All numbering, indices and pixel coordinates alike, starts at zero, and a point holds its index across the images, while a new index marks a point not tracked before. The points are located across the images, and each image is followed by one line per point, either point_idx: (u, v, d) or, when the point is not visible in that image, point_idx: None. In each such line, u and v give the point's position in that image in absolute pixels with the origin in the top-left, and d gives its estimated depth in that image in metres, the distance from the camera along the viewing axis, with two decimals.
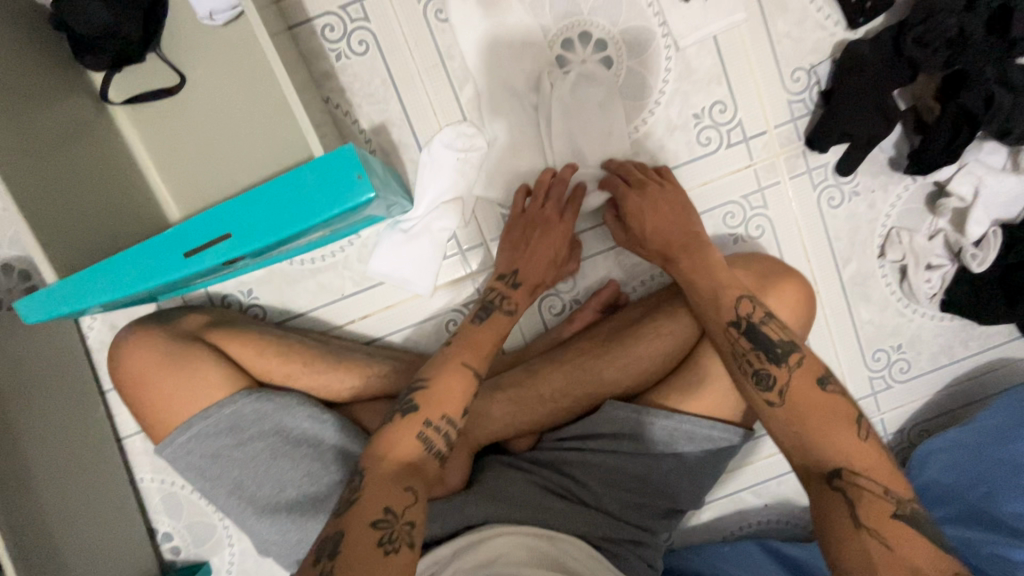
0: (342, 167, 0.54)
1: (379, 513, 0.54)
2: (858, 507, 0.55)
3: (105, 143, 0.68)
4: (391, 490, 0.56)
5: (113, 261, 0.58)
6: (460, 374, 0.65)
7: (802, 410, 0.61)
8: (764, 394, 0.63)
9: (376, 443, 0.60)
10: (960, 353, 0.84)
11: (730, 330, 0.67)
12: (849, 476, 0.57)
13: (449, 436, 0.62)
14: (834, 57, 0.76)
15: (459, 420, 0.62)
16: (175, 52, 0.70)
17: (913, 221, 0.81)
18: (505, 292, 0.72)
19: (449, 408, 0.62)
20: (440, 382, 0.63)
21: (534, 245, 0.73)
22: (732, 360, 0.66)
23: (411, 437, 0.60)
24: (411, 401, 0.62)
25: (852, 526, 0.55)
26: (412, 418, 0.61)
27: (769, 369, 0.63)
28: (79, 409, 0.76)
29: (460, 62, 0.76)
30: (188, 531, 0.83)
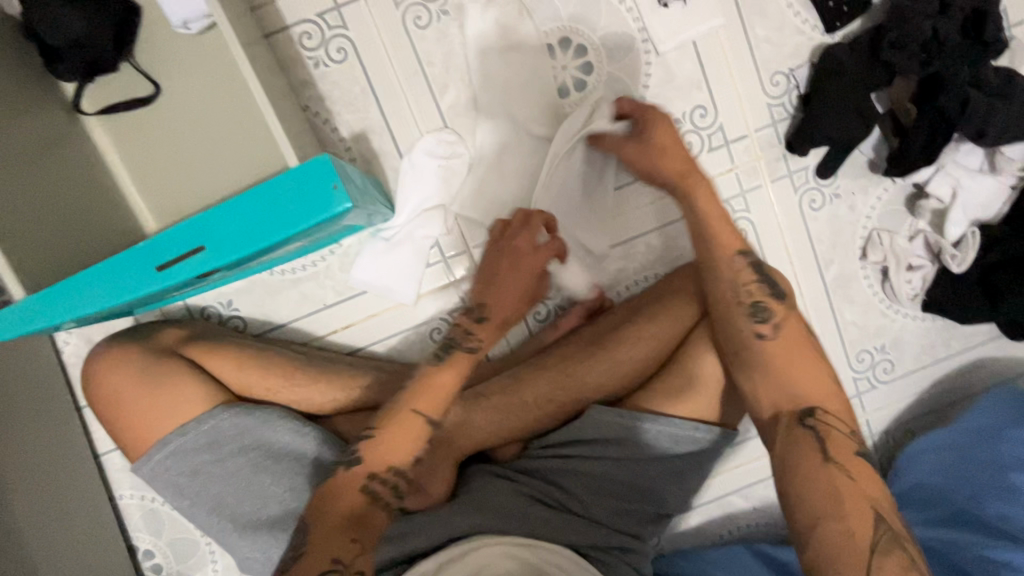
0: (317, 178, 0.54)
1: (326, 564, 0.55)
2: (829, 445, 0.59)
3: (79, 155, 0.67)
4: (337, 541, 0.57)
5: (82, 276, 0.56)
6: (408, 424, 0.62)
7: (786, 343, 0.64)
8: (762, 334, 0.64)
9: (320, 495, 0.60)
10: (943, 353, 0.85)
11: (738, 259, 0.67)
12: (822, 416, 0.60)
13: (398, 486, 0.61)
14: (813, 61, 0.77)
15: (408, 469, 0.62)
16: (149, 61, 0.69)
17: (894, 223, 0.82)
18: (471, 329, 0.67)
19: (397, 459, 0.61)
20: (388, 433, 0.62)
21: (512, 277, 0.67)
22: (732, 289, 0.66)
23: (355, 491, 0.60)
24: (357, 453, 0.61)
25: (821, 461, 0.58)
26: (355, 472, 0.60)
27: (768, 303, 0.65)
28: (56, 426, 0.74)
29: (440, 68, 0.75)
30: (171, 548, 0.82)
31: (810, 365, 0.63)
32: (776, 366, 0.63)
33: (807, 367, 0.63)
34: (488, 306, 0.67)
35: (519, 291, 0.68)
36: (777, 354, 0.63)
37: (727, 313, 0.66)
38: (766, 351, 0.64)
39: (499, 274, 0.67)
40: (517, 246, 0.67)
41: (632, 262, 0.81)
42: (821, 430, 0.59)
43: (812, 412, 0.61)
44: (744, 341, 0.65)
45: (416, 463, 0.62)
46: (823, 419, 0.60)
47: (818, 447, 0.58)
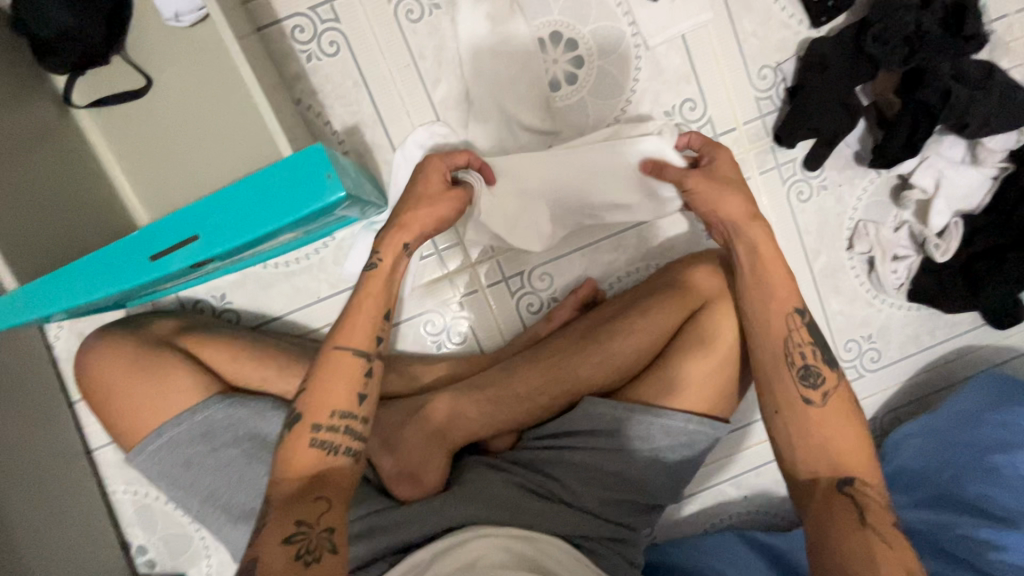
0: (311, 168, 0.54)
1: (292, 527, 0.53)
2: (867, 513, 0.58)
3: (69, 147, 0.67)
4: (302, 503, 0.55)
5: (74, 266, 0.56)
6: (338, 362, 0.61)
7: (836, 411, 0.63)
8: (807, 389, 0.64)
9: (276, 463, 0.59)
10: (928, 341, 0.87)
11: (793, 317, 0.66)
12: (860, 486, 0.60)
13: (350, 429, 0.60)
14: (799, 55, 0.78)
15: (354, 409, 0.60)
16: (140, 53, 0.68)
17: (879, 214, 0.83)
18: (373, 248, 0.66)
19: (337, 403, 0.60)
20: (320, 381, 0.61)
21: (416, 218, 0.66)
22: (784, 346, 0.65)
23: (307, 446, 0.58)
24: (296, 410, 0.60)
25: (856, 525, 0.57)
26: (300, 427, 0.59)
27: (821, 368, 0.65)
28: (48, 420, 0.74)
29: (432, 62, 0.76)
30: (163, 543, 0.82)
31: (851, 432, 0.63)
32: (821, 432, 0.62)
33: (850, 439, 0.62)
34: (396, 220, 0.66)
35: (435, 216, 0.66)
36: (825, 423, 0.63)
37: (777, 367, 0.65)
38: (812, 416, 0.63)
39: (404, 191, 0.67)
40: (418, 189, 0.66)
41: (623, 254, 0.82)
42: (858, 499, 0.59)
43: (849, 480, 0.61)
44: (793, 400, 0.64)
45: (361, 402, 0.61)
46: (861, 490, 0.60)
47: (853, 511, 0.58)
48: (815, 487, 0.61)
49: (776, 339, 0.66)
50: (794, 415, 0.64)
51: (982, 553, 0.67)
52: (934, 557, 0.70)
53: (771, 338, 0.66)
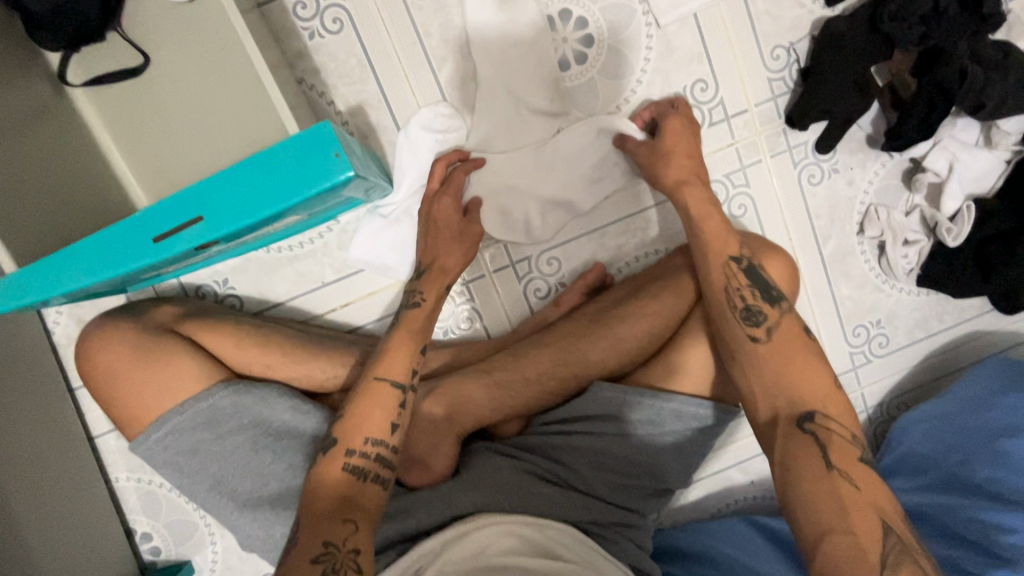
0: (318, 146, 0.52)
1: (320, 548, 0.54)
2: (830, 450, 0.58)
3: (67, 127, 0.66)
4: (329, 525, 0.56)
5: (75, 247, 0.55)
6: (375, 393, 0.63)
7: (782, 346, 0.63)
8: (751, 329, 0.65)
9: (309, 486, 0.60)
10: (936, 326, 0.86)
11: (729, 265, 0.67)
12: (821, 420, 0.60)
13: (381, 458, 0.61)
14: (813, 34, 0.76)
15: (387, 438, 0.61)
16: (136, 29, 0.66)
17: (890, 198, 0.82)
18: (414, 286, 0.71)
19: (371, 431, 0.61)
20: (355, 409, 0.62)
21: (434, 225, 0.71)
22: (725, 294, 0.66)
23: (338, 470, 0.60)
24: (332, 436, 0.62)
25: (823, 468, 0.57)
26: (335, 451, 0.61)
27: (761, 306, 0.65)
28: (49, 406, 0.73)
29: (438, 40, 0.74)
30: (168, 530, 0.81)
31: (806, 365, 0.63)
32: (774, 374, 0.63)
33: (805, 372, 0.62)
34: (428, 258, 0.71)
35: (450, 242, 0.71)
36: (774, 358, 0.63)
37: (723, 316, 0.66)
38: (762, 355, 0.63)
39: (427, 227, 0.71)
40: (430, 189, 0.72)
41: (633, 238, 0.81)
42: (819, 434, 0.59)
43: (810, 416, 0.60)
44: (743, 347, 0.65)
45: (394, 431, 0.62)
46: (822, 423, 0.60)
47: (819, 454, 0.58)
48: (778, 432, 0.61)
49: (717, 292, 0.67)
50: (749, 359, 0.64)
51: (992, 535, 0.66)
52: (942, 542, 0.70)
53: (712, 290, 0.67)
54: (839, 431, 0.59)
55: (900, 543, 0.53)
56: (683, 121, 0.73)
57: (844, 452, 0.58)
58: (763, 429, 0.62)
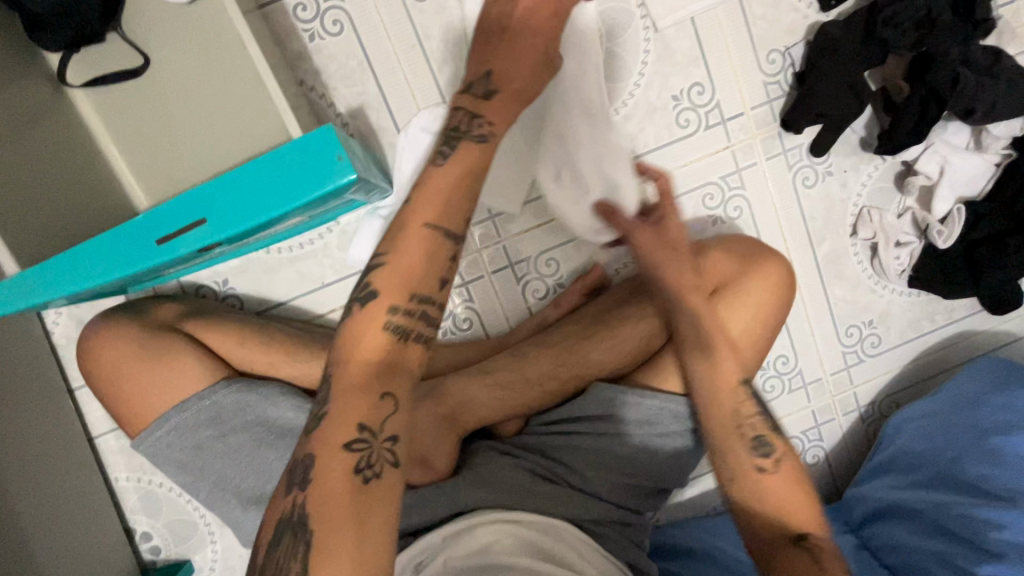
0: (322, 149, 0.53)
1: (353, 432, 0.45)
2: (823, 561, 0.58)
3: (68, 129, 0.66)
4: (362, 397, 0.46)
5: (79, 250, 0.55)
6: (426, 241, 0.51)
7: (784, 482, 0.63)
8: (760, 459, 0.64)
9: (340, 341, 0.50)
10: (927, 327, 0.88)
11: (739, 391, 0.67)
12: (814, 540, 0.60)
13: (427, 318, 0.50)
14: (807, 39, 0.78)
15: (433, 293, 0.51)
16: (137, 31, 0.66)
17: (883, 200, 0.84)
18: (476, 113, 0.59)
19: (418, 285, 0.50)
20: (400, 253, 0.50)
21: (508, 54, 0.62)
22: (732, 419, 0.66)
23: (376, 328, 0.49)
24: (369, 284, 0.50)
25: (817, 569, 0.57)
26: (372, 305, 0.49)
27: (769, 437, 0.65)
28: (49, 407, 0.73)
29: (438, 42, 0.74)
30: (168, 530, 0.81)
31: (802, 492, 0.63)
32: (772, 498, 0.62)
33: (802, 502, 0.63)
34: (497, 75, 0.61)
35: (512, 99, 0.62)
36: (776, 486, 0.63)
37: (727, 436, 0.65)
38: (765, 483, 0.63)
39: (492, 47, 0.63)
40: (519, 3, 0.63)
41: None
42: (817, 552, 0.59)
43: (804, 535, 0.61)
44: (746, 471, 0.64)
45: (443, 286, 0.51)
46: (817, 543, 0.60)
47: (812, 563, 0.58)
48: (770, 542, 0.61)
49: (726, 415, 0.66)
50: (749, 484, 0.64)
51: (983, 532, 0.67)
52: (931, 537, 0.72)
53: (718, 409, 0.66)
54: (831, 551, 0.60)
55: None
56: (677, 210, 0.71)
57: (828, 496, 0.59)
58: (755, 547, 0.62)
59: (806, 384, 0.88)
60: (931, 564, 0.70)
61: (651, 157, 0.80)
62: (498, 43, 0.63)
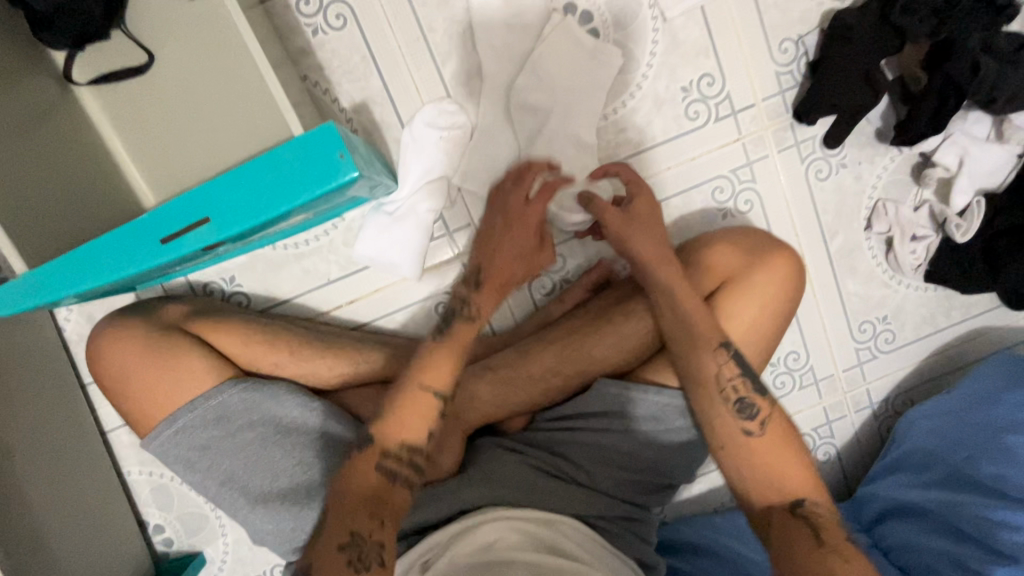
0: (323, 147, 0.53)
1: (345, 537, 0.56)
2: (822, 533, 0.59)
3: (74, 127, 0.66)
4: (358, 514, 0.57)
5: (84, 250, 0.55)
6: (418, 401, 0.62)
7: (773, 441, 0.65)
8: (745, 422, 0.66)
9: (339, 476, 0.60)
10: (943, 322, 0.86)
11: (721, 353, 0.68)
12: (811, 506, 0.62)
13: (413, 461, 0.61)
14: (822, 27, 0.75)
15: (421, 445, 0.62)
16: (140, 27, 0.66)
17: (899, 192, 0.81)
18: (467, 297, 0.69)
19: (407, 434, 0.61)
20: (396, 411, 0.62)
21: (506, 242, 0.69)
22: (716, 383, 0.67)
23: (371, 471, 0.60)
24: (368, 436, 0.62)
25: (815, 545, 0.58)
26: (368, 452, 0.61)
27: (753, 398, 0.67)
28: (63, 402, 0.74)
29: (442, 35, 0.73)
30: (180, 522, 0.83)
31: (793, 457, 0.64)
32: (763, 463, 0.64)
33: (795, 465, 0.64)
34: (486, 266, 0.69)
35: (519, 234, 0.69)
36: (766, 451, 0.64)
37: (712, 403, 0.67)
38: (754, 447, 0.65)
39: (496, 238, 0.69)
40: (510, 209, 0.69)
41: None
42: (814, 520, 0.61)
43: (800, 502, 0.62)
44: (735, 437, 0.65)
45: (428, 440, 0.62)
46: (813, 510, 0.62)
47: (810, 532, 0.59)
48: (772, 516, 0.62)
49: (710, 381, 0.67)
50: (738, 449, 0.65)
51: (996, 533, 0.66)
52: (940, 536, 0.71)
53: (703, 379, 0.67)
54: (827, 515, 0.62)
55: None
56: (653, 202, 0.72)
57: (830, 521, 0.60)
58: (756, 516, 0.64)
59: (817, 380, 0.87)
60: (939, 565, 0.69)
61: (660, 150, 0.78)
62: (498, 228, 0.70)
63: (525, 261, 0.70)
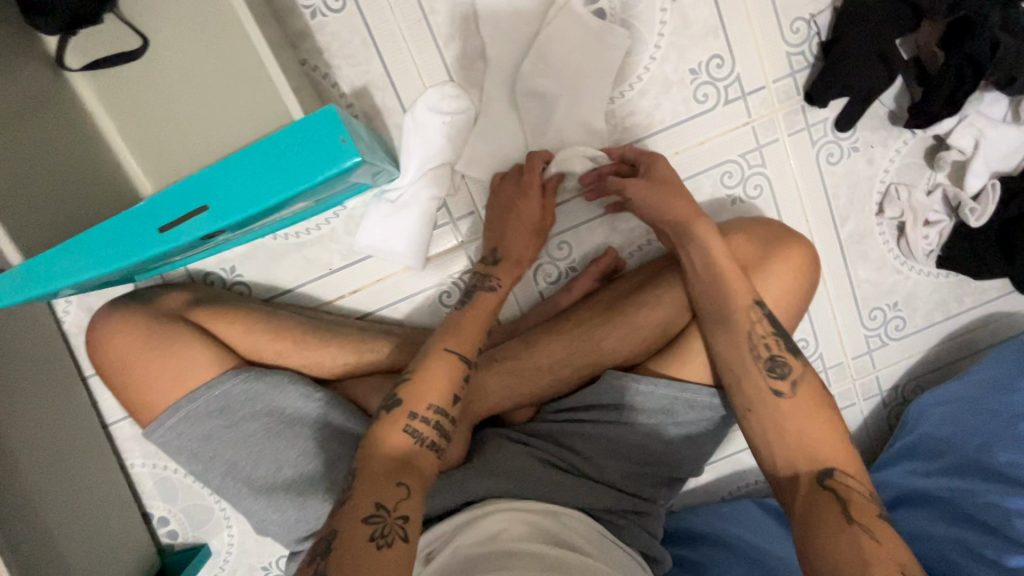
0: (324, 131, 0.51)
1: (370, 509, 0.52)
2: (850, 507, 0.55)
3: (68, 114, 0.64)
4: (384, 485, 0.54)
5: (80, 238, 0.54)
6: (443, 361, 0.63)
7: (803, 404, 0.61)
8: (775, 380, 0.63)
9: (366, 441, 0.58)
10: (955, 309, 0.85)
11: (754, 310, 0.66)
12: (840, 476, 0.58)
13: (440, 426, 0.60)
14: (835, 6, 0.73)
15: (447, 407, 0.61)
16: (134, 11, 0.64)
17: (912, 176, 0.80)
18: (487, 272, 0.72)
19: (433, 397, 0.60)
20: (422, 373, 0.62)
21: (518, 220, 0.71)
22: (748, 339, 0.65)
23: (399, 432, 0.58)
24: (395, 396, 0.61)
25: (843, 521, 0.54)
26: (397, 413, 0.59)
27: (785, 358, 0.64)
28: (64, 394, 0.73)
29: (445, 17, 0.71)
30: (184, 514, 0.82)
31: (829, 436, 0.61)
32: (791, 424, 0.61)
33: (828, 434, 0.60)
34: (503, 248, 0.72)
35: (528, 233, 0.72)
36: (795, 413, 0.61)
37: (744, 360, 0.64)
38: (783, 408, 0.61)
39: (507, 215, 0.72)
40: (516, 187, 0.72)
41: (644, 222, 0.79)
42: (841, 491, 0.57)
43: (829, 471, 0.58)
44: (765, 398, 0.62)
45: (455, 402, 0.62)
46: (842, 481, 0.58)
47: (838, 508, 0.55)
48: (797, 485, 0.58)
49: (739, 334, 0.65)
50: (766, 409, 0.62)
51: (1009, 520, 0.64)
52: (958, 525, 0.69)
53: (733, 334, 0.65)
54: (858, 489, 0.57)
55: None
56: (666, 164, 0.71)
57: (856, 499, 0.56)
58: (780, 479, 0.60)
59: (826, 368, 0.86)
60: (952, 552, 0.66)
61: (668, 135, 0.77)
62: (506, 210, 0.72)
63: (535, 236, 0.73)
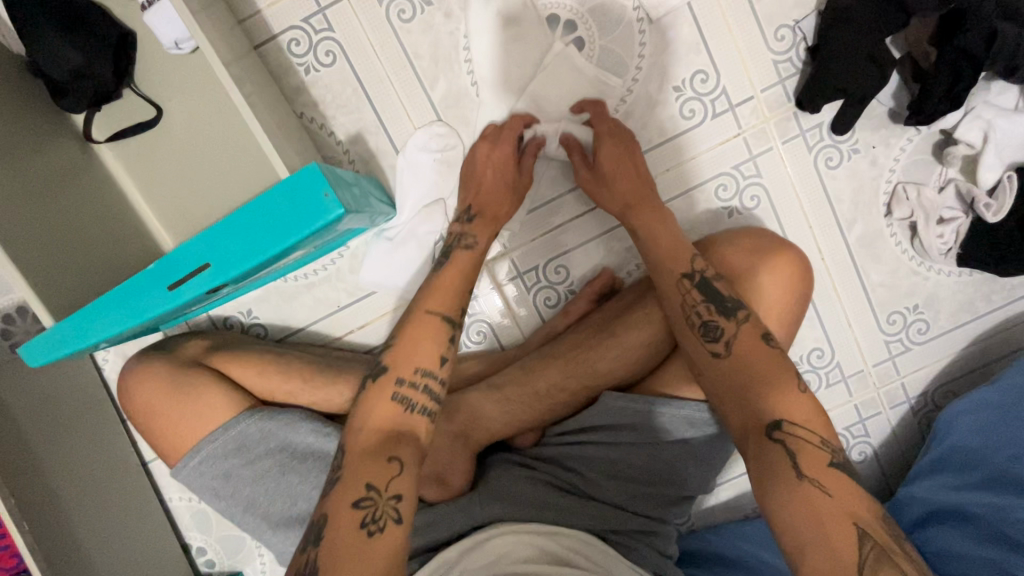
0: (308, 188, 0.54)
1: (361, 492, 0.52)
2: (798, 460, 0.52)
3: (97, 182, 0.71)
4: (372, 464, 0.54)
5: (100, 301, 0.59)
6: (427, 325, 0.64)
7: (749, 361, 0.59)
8: (709, 345, 0.61)
9: (356, 415, 0.59)
10: (982, 309, 0.80)
11: (682, 282, 0.65)
12: (788, 427, 0.53)
13: (429, 389, 0.61)
14: (819, 10, 0.72)
15: (436, 370, 0.62)
16: (150, 86, 0.70)
17: (922, 173, 0.76)
18: (465, 230, 0.71)
19: (421, 360, 0.62)
20: (407, 339, 0.63)
21: (496, 177, 0.72)
22: (682, 313, 0.64)
23: (387, 401, 0.59)
24: (382, 364, 0.62)
25: (793, 477, 0.51)
26: (385, 379, 0.60)
27: (720, 321, 0.62)
28: (105, 436, 0.79)
29: (428, 60, 0.74)
30: (219, 544, 0.87)
31: None
32: (747, 387, 0.58)
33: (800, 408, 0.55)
34: (478, 204, 0.72)
35: (501, 198, 0.72)
36: (734, 373, 0.59)
37: (684, 337, 0.64)
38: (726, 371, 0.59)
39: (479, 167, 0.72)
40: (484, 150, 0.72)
41: None
42: (790, 444, 0.53)
43: (777, 423, 0.54)
44: (705, 364, 0.61)
45: (443, 363, 0.62)
46: (791, 431, 0.53)
47: (788, 462, 0.52)
48: (747, 441, 0.56)
49: (676, 311, 0.65)
50: (714, 377, 0.61)
51: None
52: (988, 545, 0.66)
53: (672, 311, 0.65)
54: (808, 437, 0.53)
55: (877, 547, 0.46)
56: (616, 143, 0.71)
57: (805, 448, 0.52)
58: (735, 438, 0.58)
59: (845, 376, 0.82)
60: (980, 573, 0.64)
61: (657, 153, 0.77)
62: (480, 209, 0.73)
63: (511, 192, 0.73)
